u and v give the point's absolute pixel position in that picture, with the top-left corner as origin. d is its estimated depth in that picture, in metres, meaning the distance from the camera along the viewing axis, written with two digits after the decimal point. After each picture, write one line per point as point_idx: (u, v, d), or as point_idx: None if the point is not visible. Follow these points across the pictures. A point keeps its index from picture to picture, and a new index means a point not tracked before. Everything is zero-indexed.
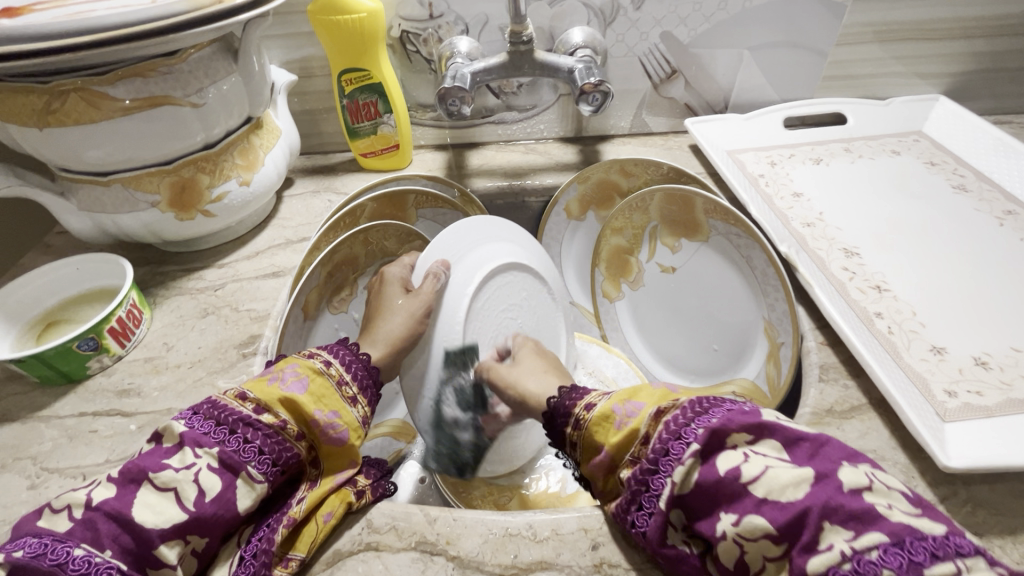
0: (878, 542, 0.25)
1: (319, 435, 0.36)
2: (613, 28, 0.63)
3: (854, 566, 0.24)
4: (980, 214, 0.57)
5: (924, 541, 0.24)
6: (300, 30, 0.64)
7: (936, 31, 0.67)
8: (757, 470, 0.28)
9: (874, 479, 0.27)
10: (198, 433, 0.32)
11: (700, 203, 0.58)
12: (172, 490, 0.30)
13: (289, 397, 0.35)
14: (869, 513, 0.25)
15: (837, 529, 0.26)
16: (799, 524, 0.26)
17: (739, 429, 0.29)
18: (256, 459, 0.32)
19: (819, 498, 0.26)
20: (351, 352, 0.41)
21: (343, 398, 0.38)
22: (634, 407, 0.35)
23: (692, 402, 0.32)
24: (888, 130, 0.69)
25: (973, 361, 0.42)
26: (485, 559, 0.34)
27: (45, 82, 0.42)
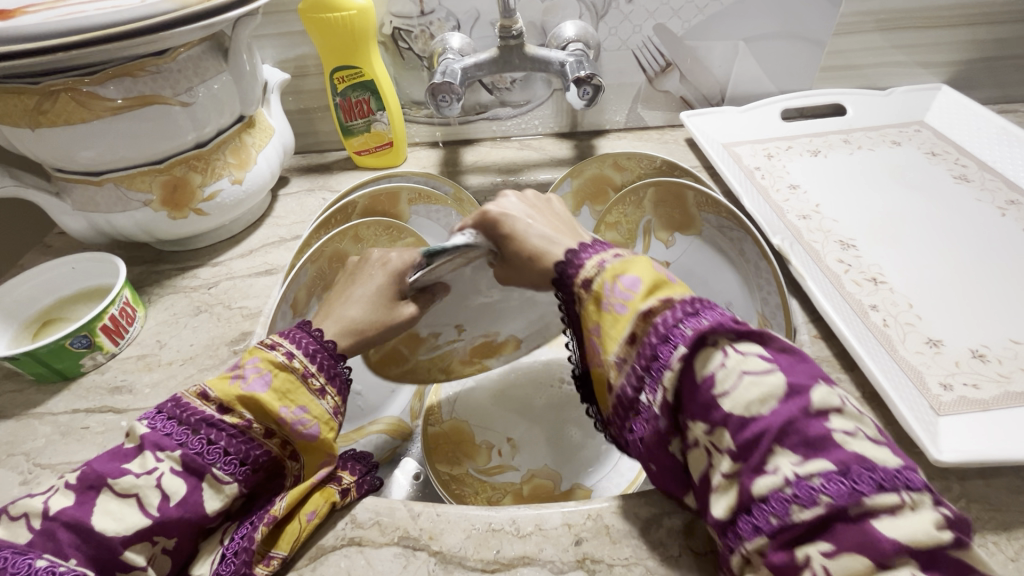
0: (823, 469, 0.24)
1: (287, 432, 0.34)
2: (606, 21, 0.63)
3: (794, 492, 0.24)
4: (982, 204, 0.55)
5: (872, 473, 0.23)
6: (293, 29, 0.64)
7: (937, 18, 0.65)
8: (731, 381, 0.26)
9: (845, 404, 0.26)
10: (160, 435, 0.32)
11: (692, 196, 0.56)
12: (133, 496, 0.30)
13: (251, 396, 0.34)
14: (826, 439, 0.24)
15: (787, 452, 0.25)
16: (756, 443, 0.25)
17: (725, 334, 0.27)
18: (221, 460, 0.32)
19: (782, 416, 0.25)
20: (315, 339, 0.38)
21: (310, 391, 0.36)
22: (627, 284, 0.31)
23: (685, 302, 0.30)
24: (889, 121, 0.68)
25: (969, 354, 0.41)
26: (467, 554, 0.34)
27: (34, 83, 0.43)
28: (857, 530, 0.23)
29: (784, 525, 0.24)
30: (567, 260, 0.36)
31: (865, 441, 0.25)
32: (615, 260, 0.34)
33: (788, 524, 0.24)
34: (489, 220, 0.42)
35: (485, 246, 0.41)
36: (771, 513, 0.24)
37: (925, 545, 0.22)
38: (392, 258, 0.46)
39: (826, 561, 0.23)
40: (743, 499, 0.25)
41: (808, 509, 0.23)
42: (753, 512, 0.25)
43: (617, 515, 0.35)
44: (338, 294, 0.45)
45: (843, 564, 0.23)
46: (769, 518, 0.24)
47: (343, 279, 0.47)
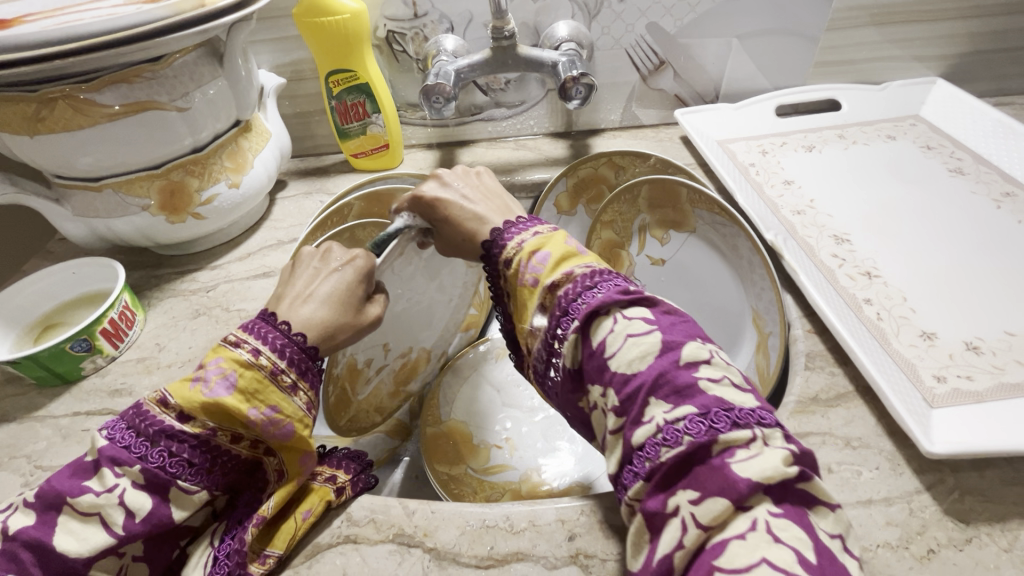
0: (687, 414, 0.26)
1: (259, 434, 0.33)
2: (599, 21, 0.63)
3: (663, 436, 0.26)
4: (977, 196, 0.55)
5: (728, 412, 0.26)
6: (288, 34, 0.65)
7: (930, 12, 0.65)
8: (617, 343, 0.29)
9: (713, 356, 0.28)
10: (117, 447, 0.31)
11: (685, 192, 0.57)
12: (95, 515, 0.30)
13: (215, 403, 0.31)
14: (691, 388, 0.26)
15: (659, 403, 0.27)
16: (635, 398, 0.27)
17: (615, 303, 0.30)
18: (187, 472, 0.31)
19: (655, 370, 0.27)
20: (281, 333, 0.36)
21: (280, 390, 0.34)
22: (538, 260, 0.34)
23: (585, 274, 0.32)
24: (883, 115, 0.67)
25: (964, 346, 0.41)
26: (461, 551, 0.34)
27: (30, 91, 0.43)
28: (715, 471, 0.25)
29: (655, 467, 0.26)
30: (493, 238, 0.38)
31: (728, 386, 0.27)
32: (534, 238, 0.36)
33: (658, 465, 0.26)
34: (423, 205, 0.43)
35: (420, 226, 0.43)
36: (646, 459, 0.26)
37: (773, 480, 0.24)
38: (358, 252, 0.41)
39: (693, 508, 0.24)
40: (627, 451, 0.27)
41: (672, 450, 0.25)
42: (634, 461, 0.27)
43: (609, 511, 0.35)
44: (292, 285, 0.40)
45: (707, 508, 0.24)
46: (644, 463, 0.26)
47: (296, 267, 0.41)
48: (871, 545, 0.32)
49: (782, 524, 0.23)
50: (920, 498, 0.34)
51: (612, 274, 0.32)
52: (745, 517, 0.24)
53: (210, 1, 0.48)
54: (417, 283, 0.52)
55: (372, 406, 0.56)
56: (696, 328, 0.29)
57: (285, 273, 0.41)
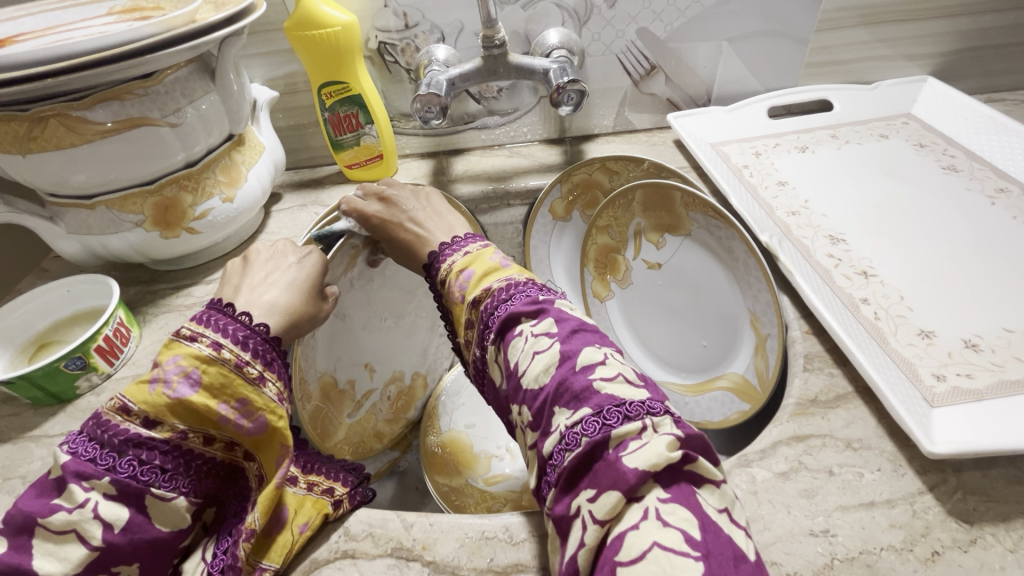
0: (582, 417, 0.27)
1: (232, 433, 0.33)
2: (589, 27, 0.63)
3: (564, 441, 0.27)
4: (971, 193, 0.55)
5: (619, 407, 0.27)
6: (280, 47, 0.65)
7: (918, 11, 0.66)
8: (525, 358, 0.31)
9: (609, 358, 0.30)
10: (82, 461, 0.30)
11: (679, 195, 0.57)
12: (71, 532, 0.29)
13: (179, 403, 0.31)
14: (586, 390, 0.28)
15: (562, 411, 0.28)
16: (543, 410, 0.29)
17: (523, 314, 0.32)
18: (158, 479, 0.31)
19: (556, 379, 0.29)
20: (243, 325, 0.35)
21: (248, 382, 0.33)
22: (464, 277, 0.37)
23: (502, 287, 0.35)
24: (875, 114, 0.68)
25: (962, 344, 0.41)
26: (461, 563, 0.34)
27: (24, 110, 0.44)
28: (609, 466, 0.26)
29: (559, 473, 0.27)
30: (431, 259, 0.42)
31: (621, 383, 0.28)
32: (463, 257, 0.39)
33: (562, 470, 0.27)
34: (373, 224, 0.45)
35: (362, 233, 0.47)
36: (554, 466, 0.28)
37: (659, 466, 0.25)
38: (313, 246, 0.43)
39: (591, 506, 0.25)
40: (542, 462, 0.29)
41: (572, 453, 0.27)
42: (547, 471, 0.29)
43: None
44: (247, 279, 0.40)
45: (602, 504, 0.25)
46: (553, 471, 0.28)
47: (247, 264, 0.41)
48: (876, 548, 0.31)
49: (671, 509, 0.24)
50: (923, 499, 0.34)
51: (527, 285, 0.35)
52: (637, 507, 0.24)
53: (201, 17, 0.48)
54: (392, 302, 0.57)
55: (366, 432, 0.56)
56: (595, 334, 0.31)
57: (235, 268, 0.41)
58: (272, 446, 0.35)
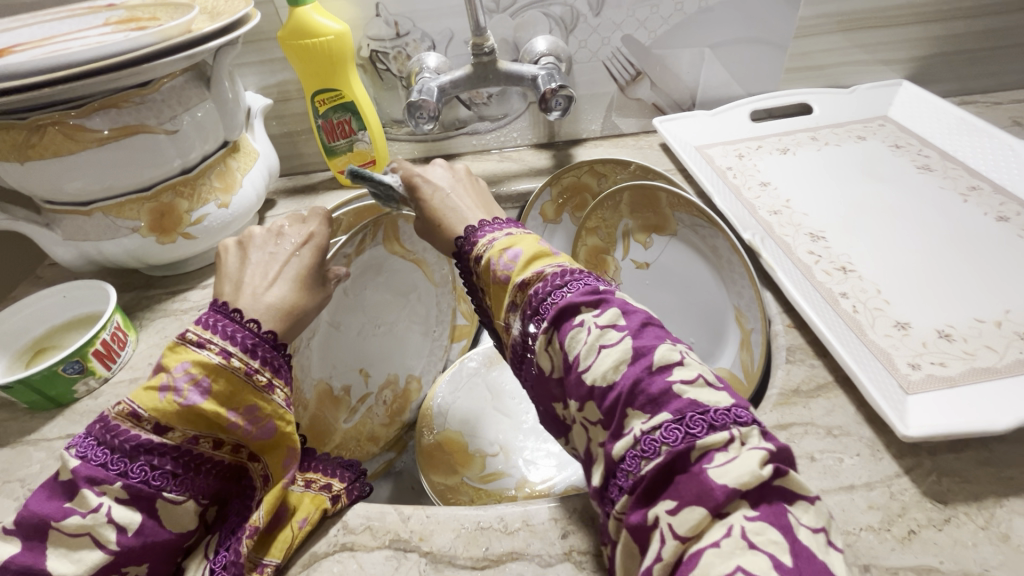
0: (662, 422, 0.27)
1: (241, 437, 0.34)
2: (575, 35, 0.65)
3: (641, 447, 0.27)
4: (945, 191, 0.57)
5: (703, 415, 0.26)
6: (274, 56, 0.66)
7: (891, 18, 0.68)
8: (590, 355, 0.29)
9: (685, 357, 0.29)
10: (93, 466, 0.30)
11: (664, 196, 0.58)
12: (86, 535, 0.29)
13: (190, 410, 0.32)
14: (665, 394, 0.27)
15: (637, 414, 0.27)
16: (614, 410, 0.28)
17: (583, 304, 0.31)
18: (170, 482, 0.32)
19: (630, 379, 0.28)
20: (244, 329, 0.35)
21: (257, 390, 0.34)
22: (510, 258, 0.36)
23: (554, 274, 0.34)
24: (854, 117, 0.70)
25: (936, 334, 0.43)
26: (457, 553, 0.35)
27: (23, 118, 0.45)
28: (694, 480, 0.25)
29: (636, 480, 0.27)
30: (466, 235, 0.40)
31: (702, 387, 0.28)
32: (505, 237, 0.38)
33: (638, 478, 0.27)
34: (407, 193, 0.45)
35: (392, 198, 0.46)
36: (627, 471, 0.27)
37: (749, 485, 0.25)
38: (313, 231, 0.42)
39: (671, 519, 0.25)
40: (610, 464, 0.29)
41: (651, 462, 0.26)
42: (617, 475, 0.28)
43: None
44: (245, 276, 0.39)
45: (684, 518, 0.25)
46: (626, 476, 0.27)
47: (244, 256, 0.40)
48: (854, 529, 0.33)
49: (757, 528, 0.24)
50: (900, 481, 0.35)
51: (583, 274, 0.34)
52: (720, 524, 0.24)
53: (197, 27, 0.49)
54: (386, 305, 0.58)
55: (362, 435, 0.57)
56: (666, 330, 0.30)
57: (233, 260, 0.40)
58: (281, 449, 0.36)
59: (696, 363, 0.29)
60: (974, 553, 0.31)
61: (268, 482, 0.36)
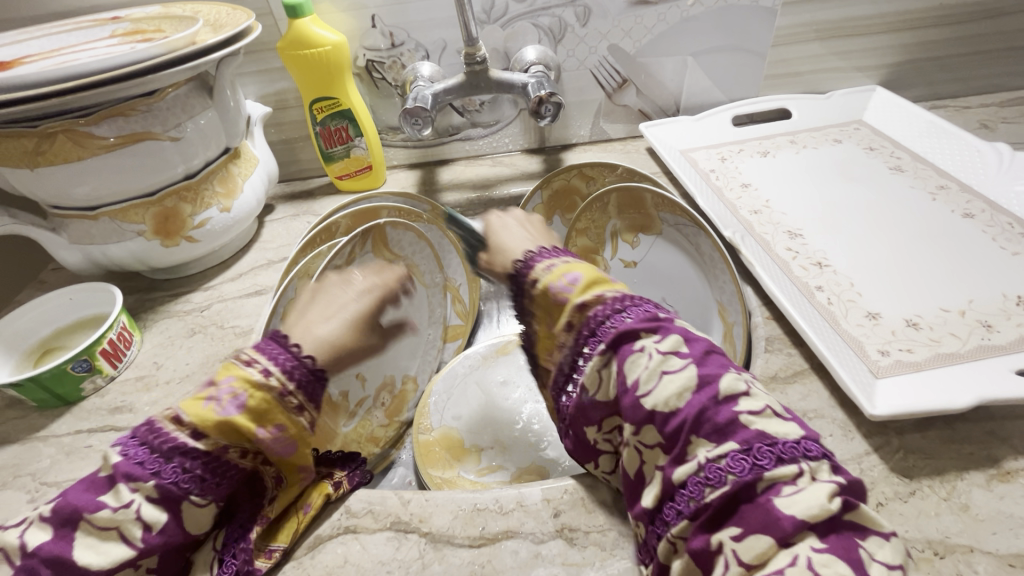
0: (728, 451, 0.27)
1: (264, 449, 0.34)
2: (564, 44, 0.68)
3: (707, 475, 0.27)
4: (914, 190, 0.60)
5: (772, 447, 0.27)
6: (273, 66, 0.68)
7: (863, 27, 0.72)
8: (652, 381, 0.30)
9: (750, 388, 0.29)
10: (131, 463, 0.30)
11: (649, 197, 0.61)
12: (114, 529, 0.30)
13: (228, 421, 0.32)
14: (733, 424, 0.28)
15: (702, 442, 0.28)
16: (676, 438, 0.28)
17: (643, 330, 0.31)
18: (198, 488, 0.31)
19: (695, 407, 0.28)
20: (291, 354, 0.36)
21: (288, 410, 0.34)
22: (569, 280, 0.35)
23: (615, 299, 0.34)
24: (831, 121, 0.73)
25: (904, 323, 0.45)
26: (455, 533, 0.37)
27: (34, 126, 0.46)
28: (761, 509, 0.26)
29: (700, 507, 0.27)
30: (523, 262, 0.39)
31: (769, 418, 0.28)
32: (563, 262, 0.37)
33: (703, 505, 0.27)
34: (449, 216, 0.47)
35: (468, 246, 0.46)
36: (689, 498, 0.28)
37: (818, 517, 0.25)
38: (378, 283, 0.47)
39: (735, 544, 0.26)
40: (666, 488, 0.29)
41: (717, 490, 0.27)
42: (676, 499, 0.28)
43: (591, 488, 0.38)
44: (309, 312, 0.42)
45: (750, 545, 0.25)
46: (688, 502, 0.28)
47: (315, 296, 0.44)
48: None
49: (825, 560, 0.24)
50: (869, 459, 0.37)
51: (640, 300, 0.34)
52: (785, 553, 0.25)
53: (201, 40, 0.51)
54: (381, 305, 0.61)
55: (363, 437, 0.58)
56: (727, 359, 0.31)
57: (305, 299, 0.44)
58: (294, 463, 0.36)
59: (761, 394, 0.30)
60: (936, 522, 0.33)
61: (283, 486, 0.37)
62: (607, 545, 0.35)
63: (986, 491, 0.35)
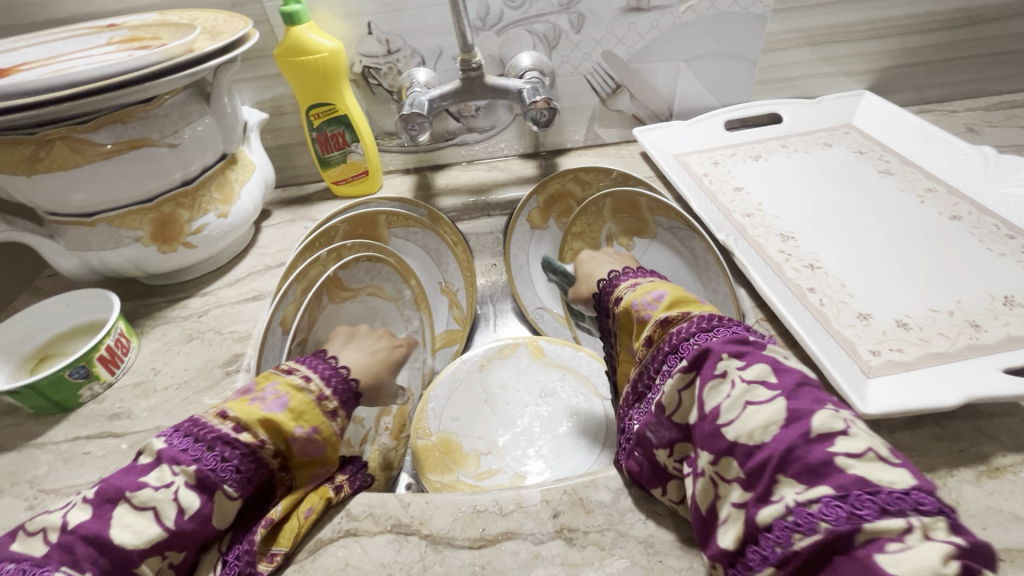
0: (822, 496, 0.25)
1: (296, 451, 0.37)
2: (558, 51, 0.69)
3: (796, 520, 0.26)
4: (903, 193, 0.61)
5: (873, 496, 0.25)
6: (270, 72, 0.69)
7: (852, 34, 0.73)
8: (736, 411, 0.29)
9: (850, 427, 0.27)
10: (176, 450, 0.33)
11: (644, 201, 0.63)
12: (150, 509, 0.32)
13: (269, 416, 0.36)
14: (827, 465, 0.26)
15: (791, 482, 0.27)
16: (760, 474, 0.28)
17: (726, 350, 0.32)
18: (231, 478, 0.34)
19: (783, 443, 0.27)
20: (330, 367, 0.43)
21: (323, 413, 0.39)
22: (654, 298, 0.40)
23: (700, 317, 0.36)
24: (821, 125, 0.74)
25: (895, 323, 0.46)
26: (455, 535, 0.37)
27: (31, 133, 0.47)
28: (857, 562, 0.24)
29: (788, 554, 0.26)
30: (605, 284, 0.49)
31: (871, 462, 0.26)
32: (646, 284, 0.43)
33: (791, 552, 0.26)
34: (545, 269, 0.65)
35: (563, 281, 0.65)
36: (776, 543, 0.26)
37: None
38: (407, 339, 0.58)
39: None
40: (751, 530, 0.28)
41: (807, 537, 0.25)
42: (760, 542, 0.27)
43: (590, 489, 0.38)
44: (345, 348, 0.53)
45: None
46: (774, 547, 0.26)
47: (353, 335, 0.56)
48: None
49: None
50: None
51: (732, 323, 0.35)
52: None
53: (198, 47, 0.51)
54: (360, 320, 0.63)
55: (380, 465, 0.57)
56: (825, 393, 0.29)
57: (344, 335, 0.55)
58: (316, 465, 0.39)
59: (866, 435, 0.27)
60: None
61: (291, 489, 0.38)
62: (606, 545, 0.35)
63: (976, 488, 0.36)
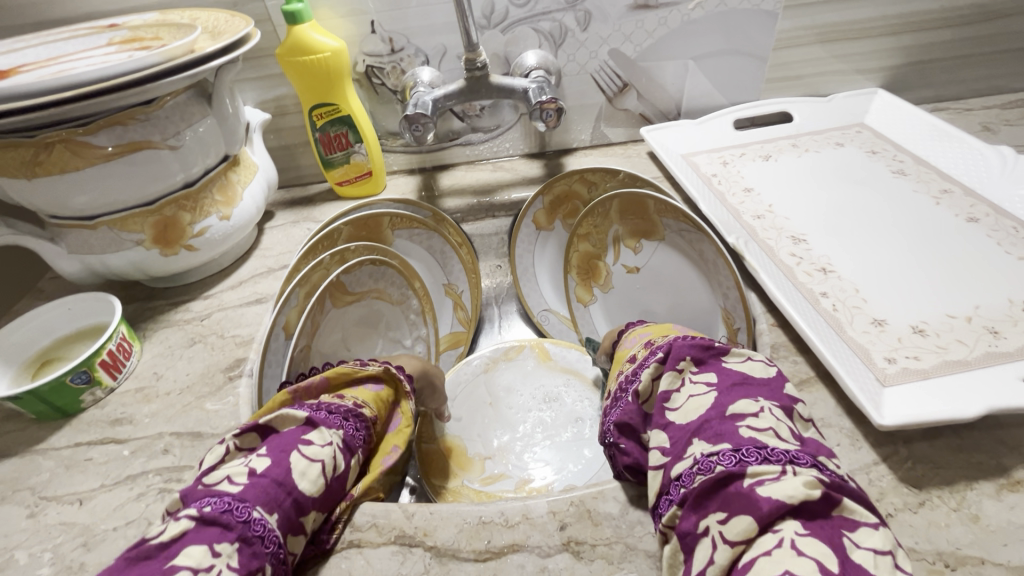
0: (722, 449, 0.30)
1: (386, 426, 0.45)
2: (564, 49, 0.68)
3: (699, 466, 0.30)
4: (918, 194, 0.60)
5: (759, 449, 0.29)
6: (272, 72, 0.68)
7: (865, 30, 0.72)
8: (683, 399, 0.34)
9: (763, 411, 0.31)
10: (321, 417, 0.38)
11: (652, 203, 0.61)
12: (320, 461, 0.35)
13: (377, 394, 0.45)
14: (729, 431, 0.31)
15: (700, 443, 0.31)
16: (681, 442, 0.32)
17: (689, 349, 0.36)
18: (362, 446, 0.40)
19: (702, 419, 0.32)
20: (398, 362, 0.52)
21: (404, 394, 0.48)
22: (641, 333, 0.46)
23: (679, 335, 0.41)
24: (833, 124, 0.73)
25: (910, 330, 0.45)
26: (460, 547, 0.36)
27: (31, 136, 0.46)
28: (742, 495, 0.27)
29: (688, 490, 0.29)
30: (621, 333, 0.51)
31: (769, 434, 0.30)
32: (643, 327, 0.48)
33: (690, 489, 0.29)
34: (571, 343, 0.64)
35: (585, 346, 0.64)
36: (681, 486, 0.30)
37: (796, 500, 0.26)
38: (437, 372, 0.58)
39: (722, 527, 0.27)
40: (666, 484, 0.31)
41: (705, 476, 0.29)
42: (670, 490, 0.31)
43: (598, 500, 0.37)
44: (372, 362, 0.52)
45: (734, 525, 0.27)
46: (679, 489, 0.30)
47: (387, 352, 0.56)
48: None
49: (808, 540, 0.25)
50: (877, 469, 0.37)
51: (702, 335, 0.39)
52: (771, 536, 0.26)
53: (200, 47, 0.51)
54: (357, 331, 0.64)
55: None
56: (757, 388, 0.33)
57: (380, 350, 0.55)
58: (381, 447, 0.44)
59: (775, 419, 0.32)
60: (946, 533, 0.33)
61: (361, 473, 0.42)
62: (614, 558, 0.35)
63: (996, 502, 0.35)
